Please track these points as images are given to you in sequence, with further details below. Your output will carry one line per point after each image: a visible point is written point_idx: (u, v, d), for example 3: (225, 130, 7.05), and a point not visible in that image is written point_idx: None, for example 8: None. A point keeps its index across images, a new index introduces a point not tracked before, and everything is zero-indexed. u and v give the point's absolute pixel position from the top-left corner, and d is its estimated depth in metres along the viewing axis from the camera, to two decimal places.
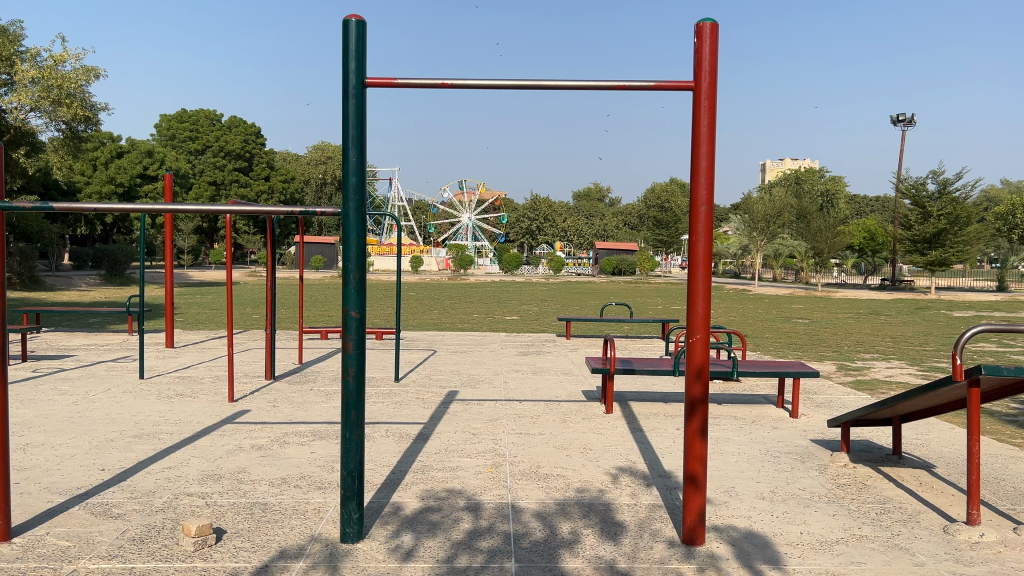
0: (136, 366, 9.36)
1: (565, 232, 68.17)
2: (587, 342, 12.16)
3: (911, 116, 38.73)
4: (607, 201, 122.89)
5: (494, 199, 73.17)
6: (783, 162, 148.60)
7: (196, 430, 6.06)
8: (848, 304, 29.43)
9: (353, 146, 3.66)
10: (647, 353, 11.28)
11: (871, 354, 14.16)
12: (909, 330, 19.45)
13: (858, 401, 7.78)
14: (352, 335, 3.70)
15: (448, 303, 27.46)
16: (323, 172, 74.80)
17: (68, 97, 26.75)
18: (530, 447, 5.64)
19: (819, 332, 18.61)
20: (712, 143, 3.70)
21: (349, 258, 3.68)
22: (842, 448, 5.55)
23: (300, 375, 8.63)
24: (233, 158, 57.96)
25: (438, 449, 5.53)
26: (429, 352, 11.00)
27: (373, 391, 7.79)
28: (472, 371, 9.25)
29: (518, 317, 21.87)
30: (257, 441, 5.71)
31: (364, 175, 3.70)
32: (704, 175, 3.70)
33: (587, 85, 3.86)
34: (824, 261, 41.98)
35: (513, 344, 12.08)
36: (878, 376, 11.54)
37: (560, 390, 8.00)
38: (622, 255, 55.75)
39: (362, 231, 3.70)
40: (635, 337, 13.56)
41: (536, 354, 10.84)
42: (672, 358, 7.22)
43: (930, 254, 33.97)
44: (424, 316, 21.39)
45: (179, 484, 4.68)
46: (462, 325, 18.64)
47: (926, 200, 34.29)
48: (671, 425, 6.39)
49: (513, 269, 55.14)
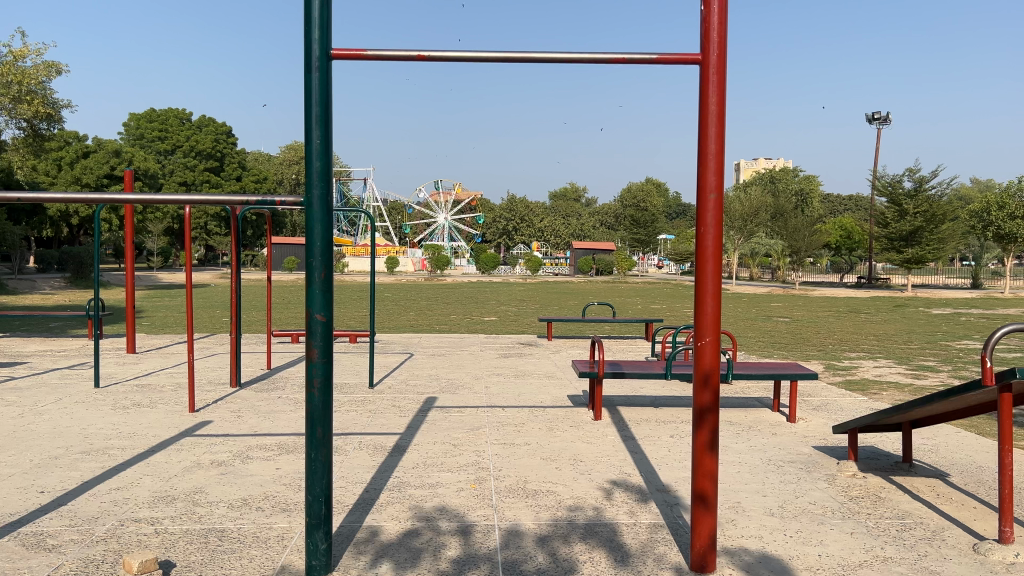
0: (93, 373, 8.80)
1: (542, 232, 67.84)
2: (568, 344, 11.77)
3: (885, 115, 38.83)
4: (583, 201, 122.86)
5: (470, 199, 72.70)
6: (757, 162, 149.22)
7: (150, 444, 5.56)
8: (827, 303, 29.34)
9: (316, 124, 3.22)
10: (632, 354, 10.91)
11: (857, 353, 13.92)
12: (893, 328, 19.27)
13: (856, 404, 7.45)
14: (317, 343, 3.24)
15: (424, 304, 26.96)
16: (296, 172, 73.82)
17: (29, 94, 25.97)
18: (516, 459, 5.20)
19: (801, 331, 18.40)
20: (722, 121, 3.30)
21: (313, 254, 3.23)
22: (850, 456, 5.18)
23: (269, 382, 8.14)
24: (203, 157, 56.86)
25: (415, 462, 5.08)
26: (405, 356, 10.55)
27: (346, 398, 7.32)
28: (450, 375, 8.83)
29: (497, 318, 21.41)
30: (218, 456, 5.24)
31: (330, 161, 3.25)
32: (714, 157, 3.30)
33: (582, 58, 3.47)
34: (801, 259, 42.01)
35: (493, 347, 11.66)
36: (867, 376, 11.27)
37: (545, 396, 7.58)
38: (599, 254, 55.52)
39: (328, 225, 3.25)
40: (618, 337, 13.19)
41: (517, 357, 10.44)
42: (663, 361, 6.82)
43: (907, 252, 34.11)
44: (400, 318, 20.83)
45: (126, 508, 4.20)
46: (440, 327, 18.19)
47: (902, 198, 34.33)
48: (665, 433, 6.00)
49: (490, 269, 54.72)
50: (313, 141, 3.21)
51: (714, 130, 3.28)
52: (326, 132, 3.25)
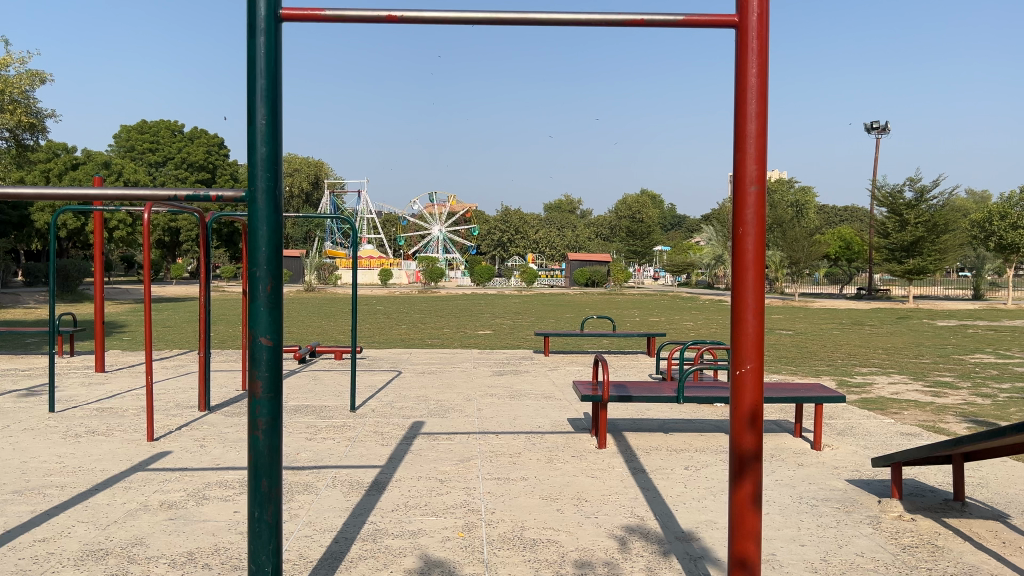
0: (52, 395, 8.10)
1: (537, 244, 67.30)
2: (566, 361, 11.09)
3: (884, 124, 38.43)
4: (579, 213, 122.38)
5: (464, 211, 72.10)
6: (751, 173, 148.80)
7: (93, 481, 4.87)
8: (828, 314, 28.77)
9: (262, 99, 2.58)
10: (634, 371, 10.24)
11: (869, 368, 13.31)
12: (899, 341, 18.64)
13: (883, 427, 6.80)
14: (262, 377, 2.60)
15: (416, 317, 26.25)
16: (290, 184, 73.47)
17: (12, 104, 25.23)
18: (511, 498, 4.53)
19: (806, 344, 17.81)
20: (764, 96, 2.69)
21: (257, 261, 2.57)
22: (893, 494, 4.53)
23: (242, 404, 7.48)
24: (195, 169, 56.25)
25: (396, 505, 4.41)
26: (393, 374, 9.90)
27: (324, 424, 6.63)
28: (439, 396, 8.15)
29: (491, 332, 20.75)
30: (169, 497, 4.56)
31: (278, 147, 2.61)
32: (755, 143, 2.68)
33: (591, 20, 2.82)
34: (800, 270, 41.46)
35: (486, 363, 11.01)
36: (884, 394, 10.64)
37: (543, 420, 6.92)
38: (595, 266, 54.98)
39: (276, 226, 2.61)
40: (619, 352, 12.55)
41: (512, 375, 9.78)
42: (674, 382, 6.16)
43: (908, 262, 33.61)
44: (391, 331, 20.15)
45: (47, 568, 3.51)
46: (432, 342, 17.53)
47: (903, 207, 33.79)
48: (679, 465, 5.35)
49: (485, 282, 54.10)
50: (259, 120, 2.58)
51: (755, 109, 2.67)
52: (276, 108, 2.62)
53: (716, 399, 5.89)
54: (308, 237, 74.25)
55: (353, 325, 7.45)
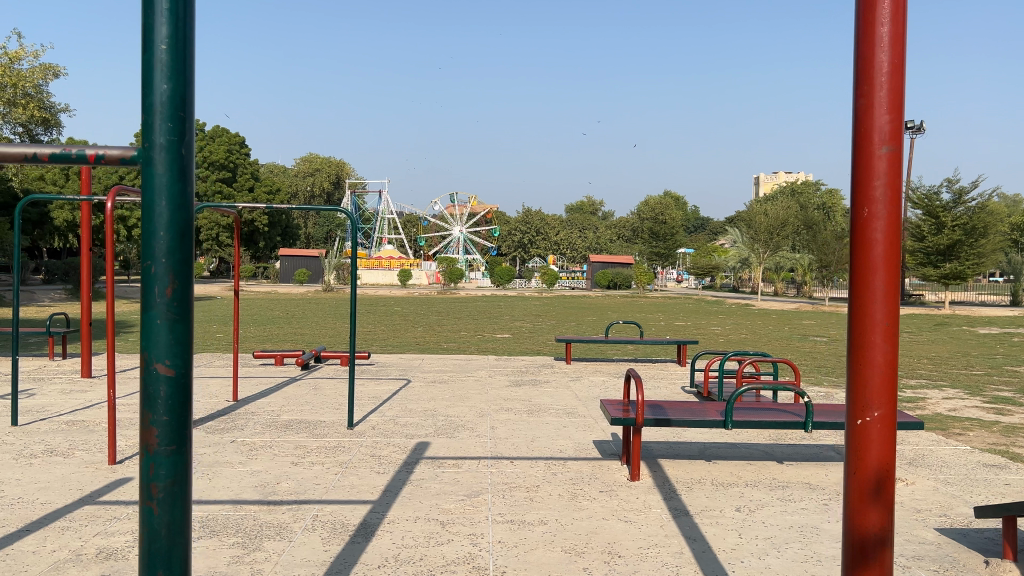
0: (23, 404, 7.35)
1: (558, 246, 66.39)
2: (590, 371, 10.20)
3: (919, 123, 37.17)
4: (600, 214, 121.11)
5: (486, 211, 71.36)
6: (776, 174, 146.94)
7: (25, 519, 4.07)
8: None
9: (164, 10, 1.73)
10: (664, 383, 9.34)
11: (918, 381, 12.30)
12: (943, 350, 17.54)
13: (961, 457, 5.87)
14: (161, 423, 1.76)
15: (434, 320, 25.45)
16: (311, 184, 73.16)
17: (24, 98, 24.83)
18: (529, 551, 3.68)
19: (843, 352, 16.78)
20: (903, 15, 1.82)
21: (153, 254, 1.73)
22: (1006, 553, 3.64)
23: (229, 418, 6.69)
24: (216, 168, 56.02)
25: (384, 558, 3.57)
26: (402, 383, 9.06)
27: (316, 444, 5.81)
28: (449, 410, 7.31)
29: (511, 335, 19.86)
30: (112, 543, 3.74)
31: (189, 88, 1.77)
32: (888, 86, 1.82)
33: None
34: (831, 274, 40.14)
35: (503, 371, 10.15)
36: (941, 410, 9.65)
37: (565, 442, 6.06)
38: (617, 268, 53.94)
39: (184, 202, 1.76)
40: (646, 360, 11.62)
41: (531, 386, 8.91)
42: (719, 405, 5.29)
43: (945, 267, 32.29)
44: (406, 334, 19.33)
45: None
46: (447, 345, 16.70)
47: (940, 210, 32.50)
48: (729, 506, 4.49)
49: (505, 283, 53.24)
50: (159, 45, 1.73)
51: (892, 32, 1.80)
52: (186, 27, 1.78)
53: (770, 425, 5.00)
54: (328, 237, 73.86)
55: (352, 331, 6.67)
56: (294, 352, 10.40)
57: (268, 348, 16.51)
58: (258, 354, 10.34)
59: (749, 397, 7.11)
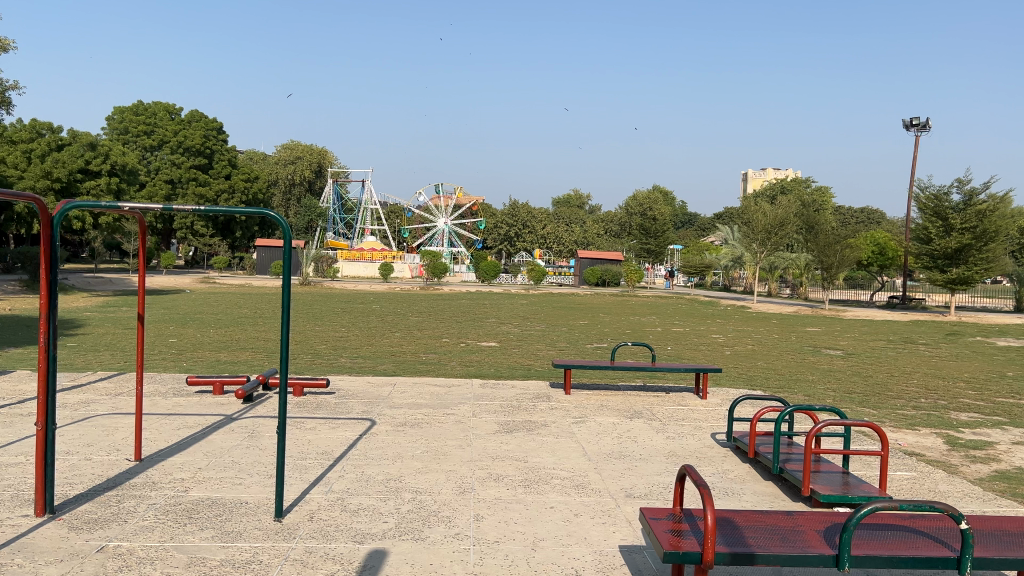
0: None
1: (545, 239, 64.47)
2: (594, 408, 8.40)
3: (924, 120, 35.75)
4: (588, 208, 119.04)
5: (472, 203, 69.45)
6: (765, 172, 145.91)
7: None
8: (868, 328, 26.01)
9: None
10: (689, 430, 7.55)
11: (970, 416, 10.58)
12: (973, 368, 15.87)
13: None
14: None
15: (413, 321, 23.60)
16: (291, 172, 70.85)
17: None
18: None
19: (867, 371, 15.08)
20: None
21: None
22: None
23: (108, 501, 4.82)
24: (192, 154, 53.64)
25: None
26: (365, 426, 7.27)
27: (221, 559, 3.98)
28: (419, 479, 5.50)
29: (498, 343, 18.00)
30: None
31: None
32: None
33: None
34: (831, 277, 38.42)
35: (489, 406, 8.36)
36: (1021, 464, 7.92)
37: (582, 550, 4.25)
38: (606, 264, 52.22)
39: None
40: (659, 390, 9.87)
41: (525, 433, 7.08)
42: (824, 529, 3.49)
43: (951, 271, 30.88)
44: (380, 342, 17.37)
45: None
46: (425, 358, 14.86)
47: (948, 211, 30.94)
48: None
49: (491, 279, 51.19)
50: None
51: None
52: None
53: (909, 563, 3.22)
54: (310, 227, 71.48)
55: (283, 372, 4.83)
56: (237, 378, 8.62)
57: (220, 357, 14.47)
58: (192, 380, 8.57)
59: (833, 482, 5.38)
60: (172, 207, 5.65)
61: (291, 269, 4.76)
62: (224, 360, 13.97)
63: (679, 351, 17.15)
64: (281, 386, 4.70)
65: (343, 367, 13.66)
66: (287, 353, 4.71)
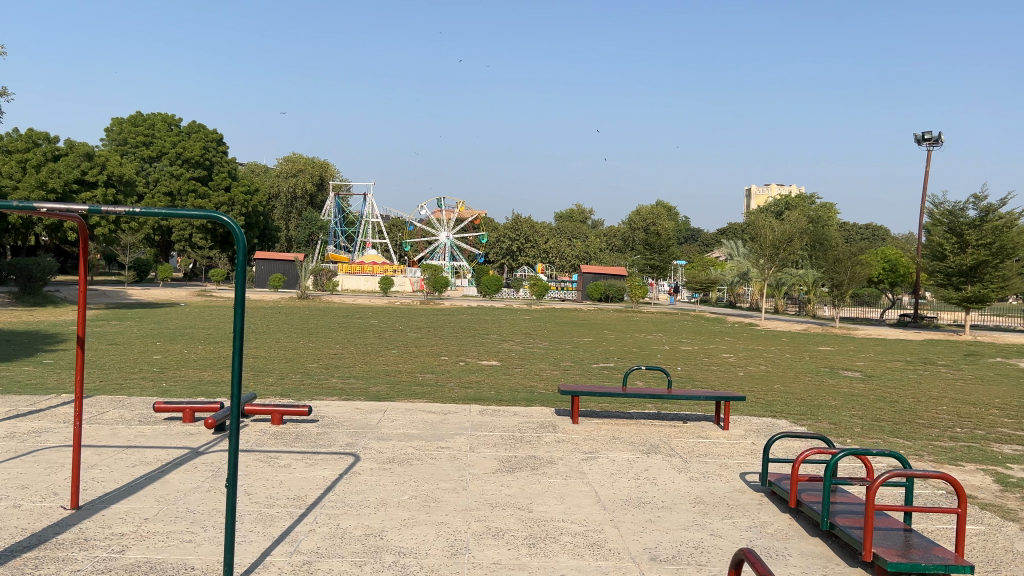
0: None
1: (547, 253, 63.61)
2: (606, 440, 7.55)
3: (937, 135, 34.96)
4: (590, 223, 118.24)
5: (474, 217, 68.77)
6: (769, 187, 145.46)
7: None
8: (883, 347, 25.13)
9: None
10: (716, 469, 6.70)
11: (1013, 448, 9.71)
12: (1002, 392, 14.98)
13: None
14: None
15: (411, 338, 22.69)
16: (293, 185, 70.19)
17: None
18: None
19: (890, 395, 14.18)
20: None
21: None
22: None
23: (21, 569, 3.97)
24: (191, 165, 52.95)
25: None
26: (349, 462, 6.44)
27: None
28: (403, 536, 4.63)
29: (499, 362, 17.12)
30: None
31: None
32: None
33: None
34: (841, 294, 37.45)
35: (490, 438, 7.50)
36: None
37: None
38: (610, 280, 51.36)
39: None
40: (673, 419, 9.02)
41: (529, 474, 6.20)
42: None
43: (966, 289, 30.04)
44: (375, 360, 16.50)
45: None
46: (422, 378, 13.98)
47: (964, 227, 30.07)
48: None
49: (493, 293, 50.32)
50: None
51: None
52: None
53: None
54: (310, 239, 70.67)
55: (237, 408, 4.02)
56: (209, 405, 7.78)
57: (204, 376, 13.59)
58: (159, 407, 7.70)
59: (895, 539, 4.59)
60: (119, 209, 4.94)
61: (246, 281, 4.01)
62: (207, 380, 13.05)
63: (691, 372, 16.23)
64: (232, 424, 3.91)
65: (333, 388, 12.75)
66: (239, 382, 3.93)
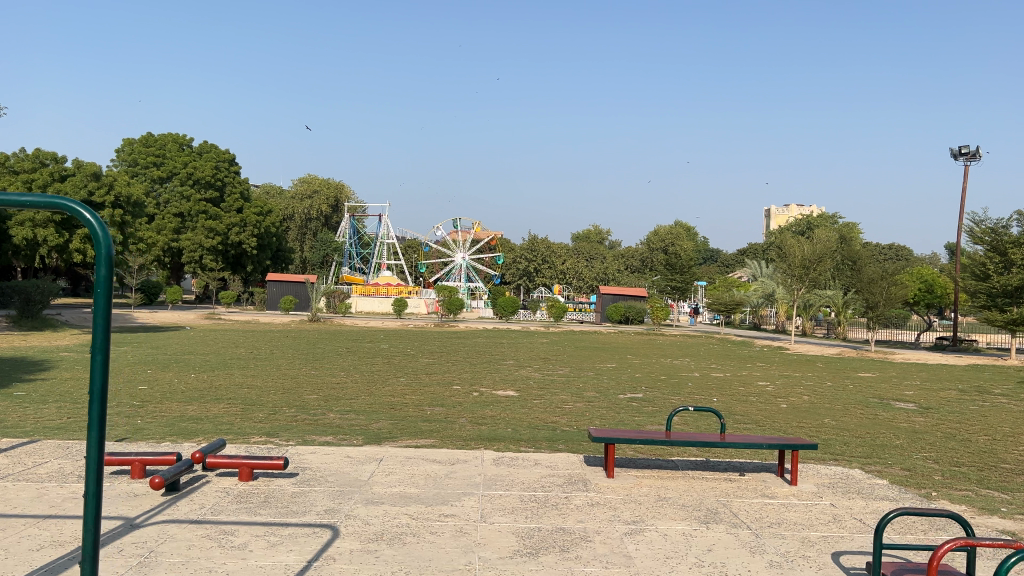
0: None
1: (564, 274, 62.00)
2: (651, 504, 6.05)
3: (975, 149, 33.30)
4: (609, 244, 116.42)
5: (490, 238, 67.48)
6: (787, 208, 143.35)
7: None
8: (927, 373, 23.33)
9: None
10: (800, 549, 5.16)
11: None
12: None
13: None
14: None
15: (422, 363, 21.19)
16: (307, 207, 69.28)
17: None
18: None
19: (960, 432, 12.46)
20: None
21: None
22: None
23: None
24: (202, 186, 52.04)
25: None
26: (325, 539, 5.00)
27: None
28: None
29: (515, 392, 15.58)
30: None
31: None
32: None
33: None
34: (876, 316, 35.52)
35: (508, 500, 6.00)
36: None
37: None
38: (629, 301, 49.74)
39: None
40: (728, 470, 7.48)
41: (558, 560, 4.71)
42: None
43: (1012, 311, 28.14)
44: (380, 390, 15.02)
45: None
46: (428, 412, 12.47)
47: (1008, 245, 28.32)
48: None
49: (509, 314, 48.76)
50: None
51: None
52: None
53: None
54: (324, 261, 69.53)
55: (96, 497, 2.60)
56: (164, 458, 6.37)
57: (187, 410, 12.16)
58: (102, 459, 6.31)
59: None
60: None
61: (110, 294, 2.71)
62: (189, 416, 11.56)
63: (728, 404, 14.60)
64: (87, 487, 2.55)
65: (331, 425, 11.23)
66: (99, 433, 2.60)
